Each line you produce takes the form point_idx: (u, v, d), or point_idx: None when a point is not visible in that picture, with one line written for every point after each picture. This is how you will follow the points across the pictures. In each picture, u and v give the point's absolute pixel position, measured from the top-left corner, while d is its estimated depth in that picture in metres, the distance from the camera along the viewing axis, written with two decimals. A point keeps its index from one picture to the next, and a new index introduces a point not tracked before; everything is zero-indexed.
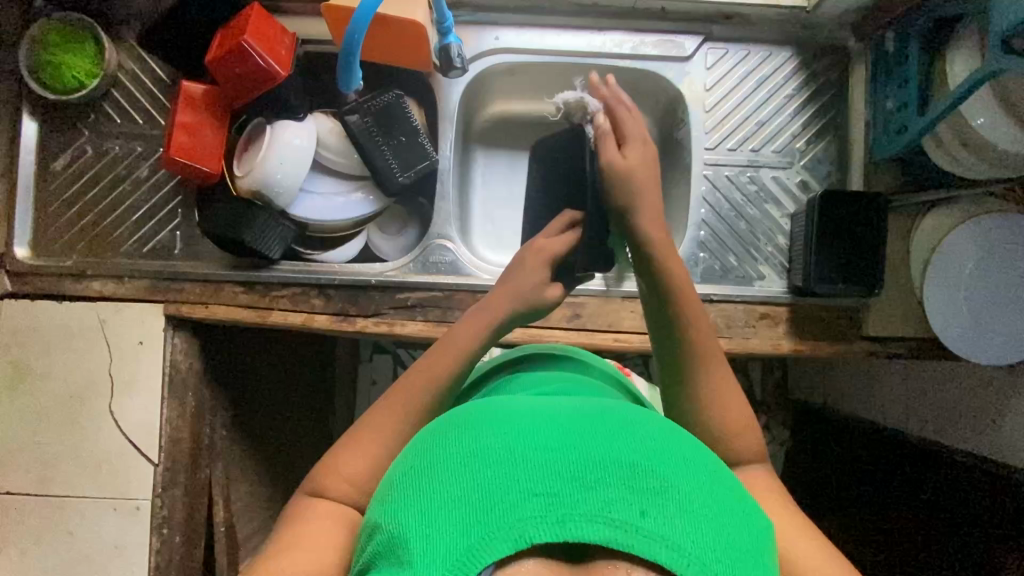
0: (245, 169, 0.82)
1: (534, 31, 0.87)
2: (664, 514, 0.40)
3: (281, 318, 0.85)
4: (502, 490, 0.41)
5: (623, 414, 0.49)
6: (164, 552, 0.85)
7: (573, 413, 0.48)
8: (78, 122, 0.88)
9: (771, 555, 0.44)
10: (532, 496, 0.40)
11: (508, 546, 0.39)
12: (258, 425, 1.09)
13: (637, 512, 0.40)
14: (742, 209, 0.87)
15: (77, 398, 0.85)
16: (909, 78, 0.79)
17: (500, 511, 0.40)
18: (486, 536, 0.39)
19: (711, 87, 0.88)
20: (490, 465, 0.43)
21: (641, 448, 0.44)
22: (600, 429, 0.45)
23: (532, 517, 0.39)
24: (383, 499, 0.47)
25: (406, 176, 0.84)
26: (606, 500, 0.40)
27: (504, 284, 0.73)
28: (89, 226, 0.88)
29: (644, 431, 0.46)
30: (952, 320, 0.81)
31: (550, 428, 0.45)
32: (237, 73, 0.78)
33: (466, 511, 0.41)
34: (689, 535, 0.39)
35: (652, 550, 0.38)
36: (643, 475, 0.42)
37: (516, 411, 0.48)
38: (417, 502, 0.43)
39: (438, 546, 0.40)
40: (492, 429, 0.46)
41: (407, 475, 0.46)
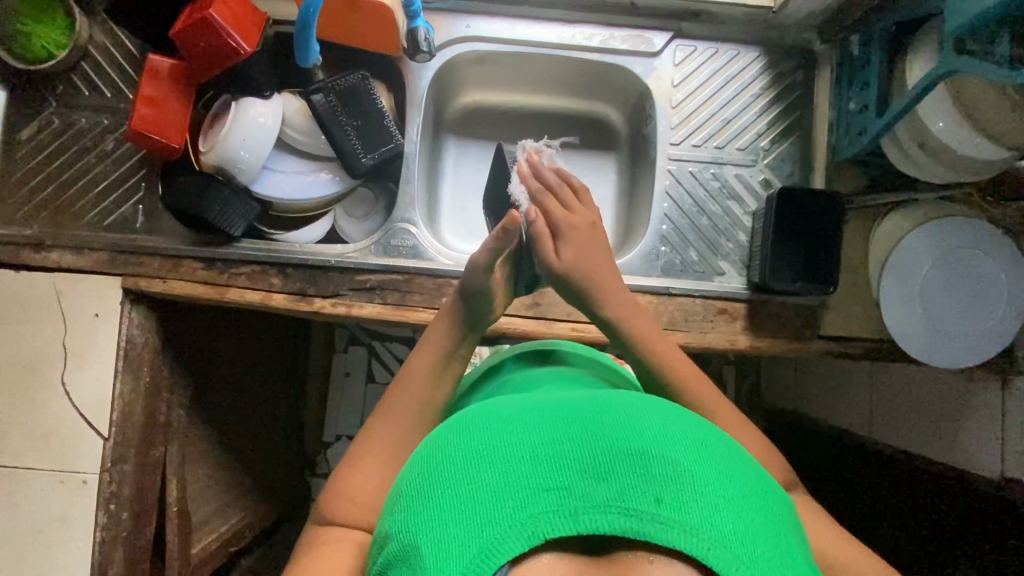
0: (209, 144, 0.83)
1: (505, 21, 0.88)
2: (680, 498, 0.40)
3: (238, 295, 0.84)
4: (512, 487, 0.41)
5: (628, 401, 0.49)
6: (110, 528, 0.84)
7: (577, 405, 0.48)
8: (46, 93, 0.88)
9: (795, 536, 0.43)
10: (543, 491, 0.40)
11: (524, 542, 0.38)
12: (220, 407, 1.08)
13: (652, 500, 0.39)
14: (705, 206, 0.88)
15: (30, 368, 0.84)
16: (870, 80, 0.80)
17: (512, 507, 0.40)
18: (500, 535, 0.39)
19: (678, 83, 0.89)
20: (498, 463, 0.43)
21: (649, 434, 0.44)
22: (604, 420, 0.46)
23: (545, 512, 0.39)
24: (392, 506, 0.47)
25: (370, 158, 0.84)
26: (620, 489, 0.40)
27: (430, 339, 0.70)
28: (51, 196, 0.88)
29: (651, 417, 0.46)
30: (907, 322, 0.81)
31: (553, 422, 0.46)
32: (202, 48, 0.77)
33: (477, 509, 0.40)
34: (709, 517, 0.39)
35: (670, 536, 0.38)
36: (652, 461, 0.42)
37: (520, 409, 0.48)
38: (427, 506, 0.42)
39: (453, 548, 0.39)
40: (496, 428, 0.46)
41: (414, 480, 0.46)
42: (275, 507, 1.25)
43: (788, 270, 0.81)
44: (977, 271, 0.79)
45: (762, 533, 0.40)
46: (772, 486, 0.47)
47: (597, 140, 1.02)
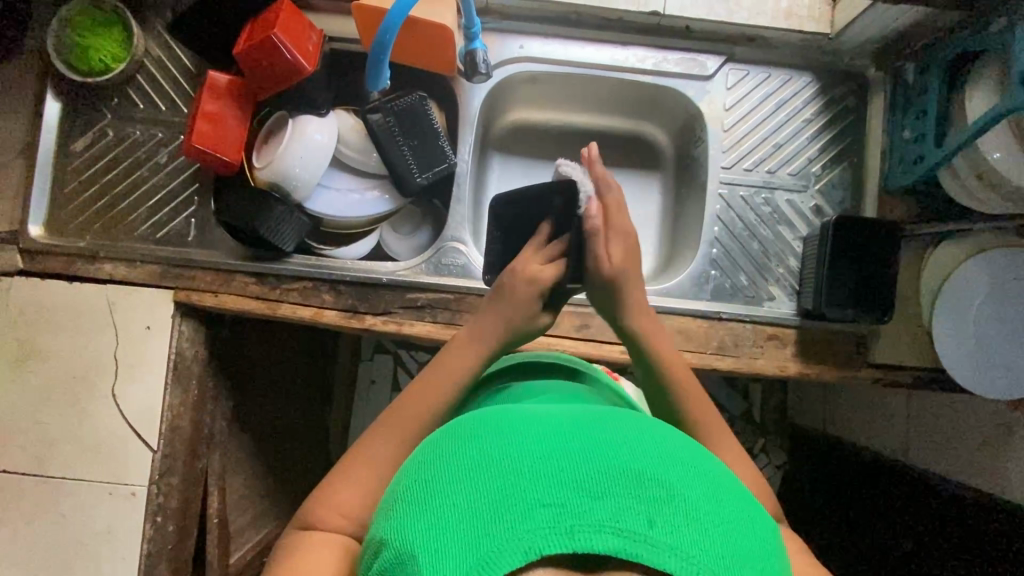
0: (265, 160, 0.83)
1: (558, 42, 0.88)
2: (673, 523, 0.39)
3: (290, 311, 0.85)
4: (509, 501, 0.40)
5: (624, 422, 0.49)
6: (157, 540, 0.84)
7: (573, 423, 0.47)
8: (101, 105, 0.89)
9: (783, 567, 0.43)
10: (540, 505, 0.40)
11: (519, 558, 0.38)
12: (258, 417, 1.09)
13: (645, 522, 0.39)
14: (755, 230, 0.88)
15: (81, 379, 0.84)
16: (927, 110, 0.80)
17: (508, 521, 0.39)
18: (496, 548, 0.38)
19: (730, 107, 0.89)
20: (499, 476, 0.42)
21: (645, 457, 0.44)
22: (602, 438, 0.45)
23: (540, 528, 0.39)
24: (388, 514, 0.46)
25: (425, 176, 0.85)
26: (616, 509, 0.39)
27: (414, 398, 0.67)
28: (105, 208, 0.88)
29: (648, 440, 0.46)
30: (961, 354, 0.81)
31: (554, 437, 0.45)
32: (263, 66, 0.78)
33: (476, 521, 0.40)
34: (699, 545, 0.39)
35: (662, 560, 0.37)
36: (649, 484, 0.41)
37: (523, 422, 0.48)
38: (426, 516, 0.42)
39: (450, 559, 0.39)
40: (498, 440, 0.45)
41: (412, 489, 0.46)
42: None
43: (842, 297, 0.81)
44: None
45: (751, 563, 0.40)
46: (762, 514, 0.46)
47: (643, 159, 1.02)
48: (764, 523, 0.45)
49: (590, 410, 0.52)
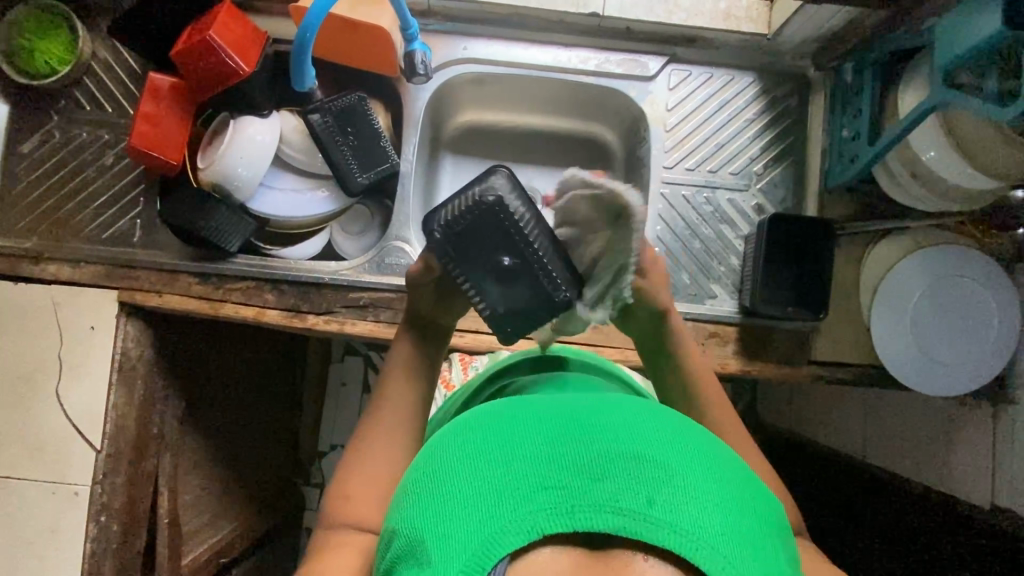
0: (207, 162, 0.84)
1: (502, 43, 0.89)
2: (672, 501, 0.40)
3: (233, 310, 0.85)
4: (512, 485, 0.42)
5: (625, 405, 0.49)
6: (101, 539, 0.84)
7: (576, 407, 0.48)
8: (48, 107, 0.89)
9: (781, 543, 0.44)
10: (542, 488, 0.41)
11: (522, 537, 0.39)
12: (216, 417, 1.09)
13: (644, 501, 0.40)
14: (697, 229, 0.88)
15: (24, 379, 0.84)
16: (862, 109, 0.80)
17: (512, 504, 0.40)
18: (500, 529, 0.39)
19: (672, 107, 0.90)
20: (503, 462, 0.43)
21: (643, 437, 0.44)
22: (603, 421, 0.46)
23: (542, 509, 0.40)
24: (396, 504, 0.47)
25: (366, 176, 0.85)
26: (615, 489, 0.41)
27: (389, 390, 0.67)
28: (52, 209, 0.89)
29: (647, 420, 0.47)
30: (899, 350, 0.81)
31: (556, 422, 0.46)
32: (202, 69, 0.79)
33: (480, 506, 0.41)
34: (698, 521, 0.40)
35: (661, 536, 0.39)
36: (647, 464, 0.42)
37: (524, 408, 0.49)
38: (430, 502, 0.43)
39: (455, 543, 0.40)
40: (502, 427, 0.46)
41: (417, 480, 0.46)
42: (270, 517, 1.25)
43: (778, 295, 0.81)
44: (962, 298, 0.79)
45: (750, 537, 0.41)
46: (762, 492, 0.47)
47: (592, 159, 1.03)
48: (763, 500, 0.46)
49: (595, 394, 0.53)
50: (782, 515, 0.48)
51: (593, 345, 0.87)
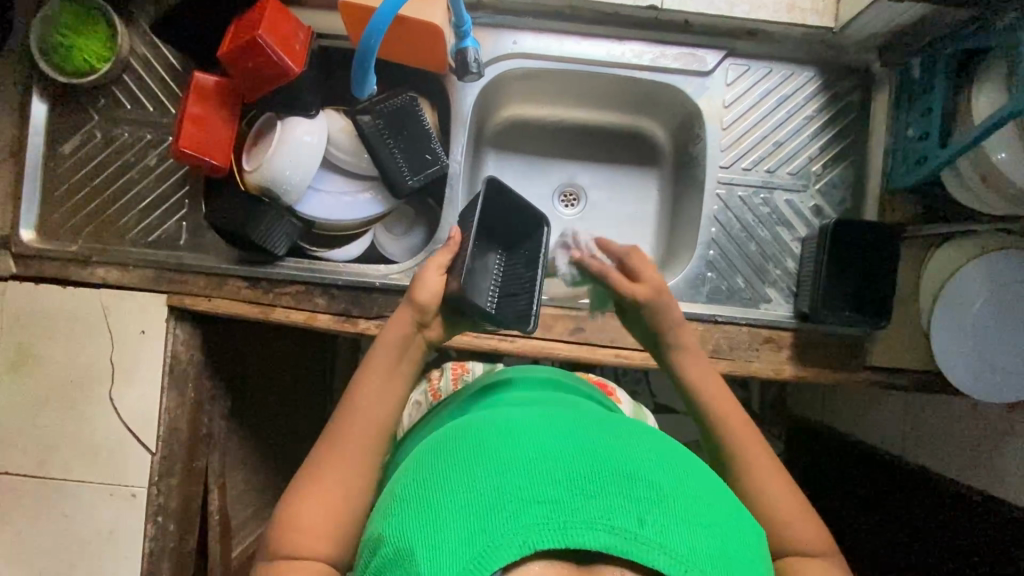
0: (254, 163, 0.82)
1: (552, 36, 0.86)
2: (665, 522, 0.41)
3: (283, 315, 0.85)
4: (503, 497, 0.41)
5: (618, 427, 0.50)
6: (159, 539, 0.85)
7: (568, 425, 0.49)
8: (88, 106, 0.87)
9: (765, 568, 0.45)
10: (535, 502, 0.41)
11: (514, 552, 0.39)
12: (257, 414, 1.09)
13: (635, 520, 0.40)
14: (753, 231, 0.86)
15: (78, 383, 0.85)
16: (932, 108, 0.77)
17: (503, 517, 0.40)
18: (490, 542, 0.39)
19: (730, 104, 0.87)
20: (495, 474, 0.43)
21: (636, 458, 0.45)
22: (597, 440, 0.46)
23: (534, 523, 0.40)
24: (386, 511, 0.47)
25: (416, 179, 0.83)
26: (607, 507, 0.41)
27: (358, 412, 0.63)
28: (95, 211, 0.88)
29: (639, 442, 0.47)
30: (957, 358, 0.80)
31: (550, 439, 0.46)
32: (250, 68, 0.76)
33: (470, 517, 0.41)
34: (687, 543, 0.40)
35: (652, 557, 0.39)
36: (640, 483, 0.43)
37: (516, 423, 0.49)
38: (421, 512, 0.43)
39: (445, 554, 0.40)
40: (494, 440, 0.46)
41: (410, 488, 0.46)
42: None
43: (839, 301, 0.80)
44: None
45: (734, 561, 0.42)
46: (745, 516, 0.48)
47: (639, 156, 1.00)
48: (746, 522, 0.47)
49: (584, 414, 0.53)
50: (764, 537, 0.49)
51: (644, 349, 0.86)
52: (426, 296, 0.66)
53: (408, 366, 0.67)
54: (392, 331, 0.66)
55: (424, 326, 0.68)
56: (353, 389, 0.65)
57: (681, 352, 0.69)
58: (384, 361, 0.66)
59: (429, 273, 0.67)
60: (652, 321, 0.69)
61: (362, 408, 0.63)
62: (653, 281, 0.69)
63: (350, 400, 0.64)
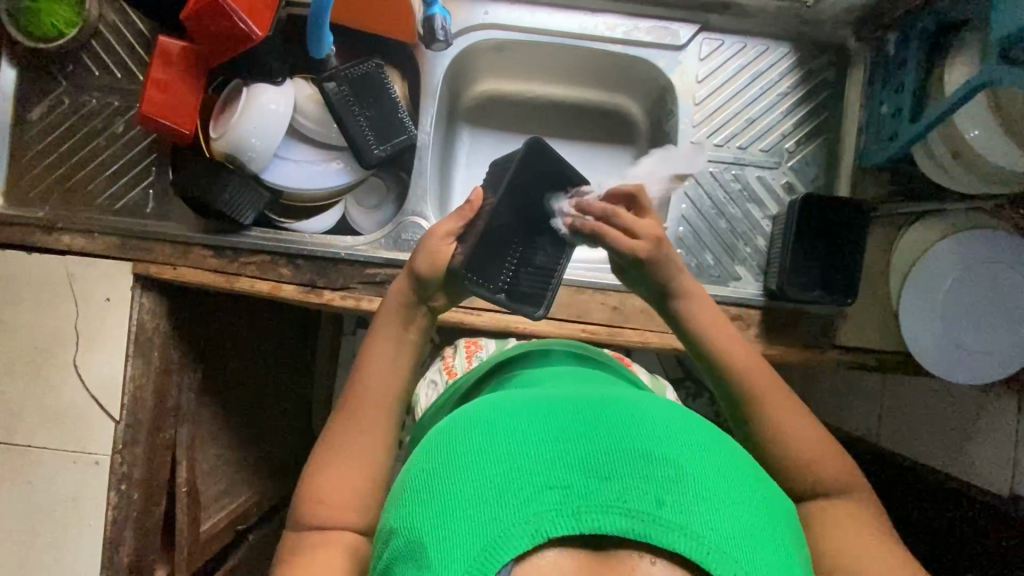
0: (220, 130, 0.81)
1: (524, 8, 0.85)
2: (682, 502, 0.39)
3: (248, 285, 0.84)
4: (514, 484, 0.40)
5: (634, 401, 0.48)
6: (122, 507, 0.85)
7: (580, 403, 0.47)
8: (56, 72, 0.87)
9: (793, 543, 0.44)
10: (547, 488, 0.40)
11: (527, 540, 0.38)
12: (229, 388, 1.09)
13: (653, 502, 0.39)
14: (723, 208, 0.86)
15: (41, 350, 0.84)
16: (904, 84, 0.76)
17: (516, 505, 0.39)
18: (504, 531, 0.38)
19: (703, 79, 0.86)
20: (505, 460, 0.42)
21: (652, 436, 0.43)
22: (611, 418, 0.45)
23: (547, 511, 0.39)
24: (396, 500, 0.46)
25: (383, 148, 0.82)
26: (622, 490, 0.40)
27: (366, 378, 0.64)
28: (62, 178, 0.87)
29: (656, 416, 0.46)
30: (925, 337, 0.78)
31: (561, 420, 0.45)
32: (213, 32, 0.75)
33: (482, 506, 0.40)
34: (708, 522, 0.39)
35: (671, 540, 0.38)
36: (657, 464, 0.41)
37: (526, 404, 0.48)
38: (432, 501, 0.42)
39: (457, 546, 0.39)
40: (504, 424, 0.45)
41: (418, 477, 0.45)
42: (280, 487, 1.26)
43: (807, 279, 0.79)
44: (995, 286, 0.77)
45: (758, 535, 0.40)
46: (770, 486, 0.46)
47: (615, 133, 0.99)
48: (771, 494, 0.46)
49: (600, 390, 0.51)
50: (792, 506, 0.47)
51: (612, 326, 0.85)
52: (425, 267, 0.65)
53: (417, 333, 0.67)
54: (393, 298, 0.67)
55: (428, 298, 0.67)
56: (360, 356, 0.65)
57: (687, 299, 0.66)
58: (387, 331, 0.65)
59: (433, 242, 0.66)
60: (658, 272, 0.65)
61: (366, 389, 0.63)
62: (650, 234, 0.65)
63: (359, 367, 0.65)
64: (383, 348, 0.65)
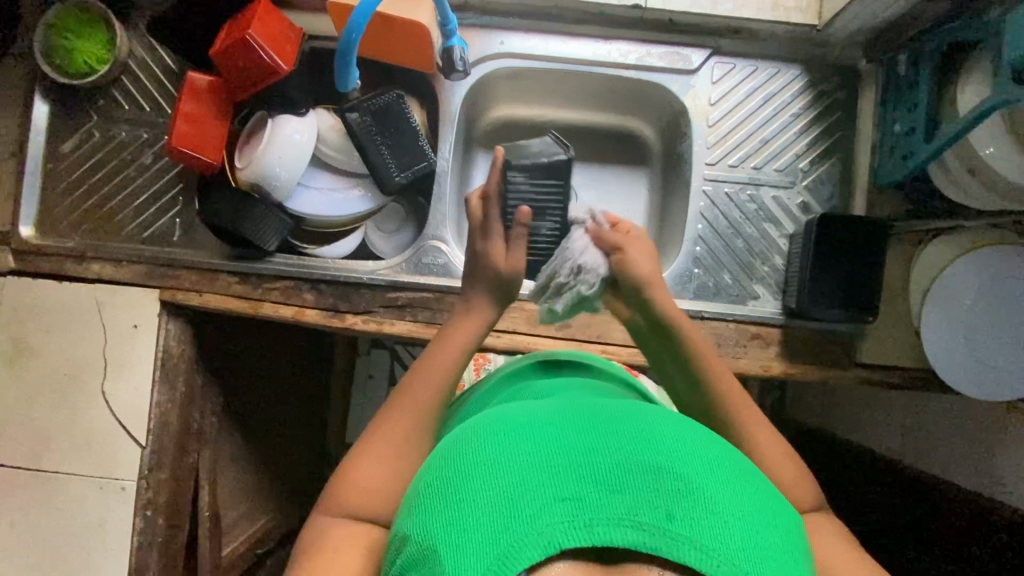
0: (246, 161, 0.84)
1: (539, 37, 0.87)
2: (694, 516, 0.39)
3: (273, 310, 0.86)
4: (526, 496, 0.40)
5: (644, 416, 0.48)
6: (147, 533, 0.86)
7: (593, 417, 0.47)
8: (88, 107, 0.90)
9: (805, 561, 0.43)
10: (559, 500, 0.39)
11: (539, 551, 0.37)
12: (250, 411, 1.10)
13: (664, 515, 0.38)
14: (740, 227, 0.86)
15: (71, 377, 0.86)
16: (918, 102, 0.77)
17: (528, 515, 0.39)
18: (516, 542, 0.38)
19: (715, 102, 0.87)
20: (519, 472, 0.41)
21: (663, 451, 0.43)
22: (623, 433, 0.45)
23: (559, 522, 0.38)
24: (409, 510, 0.46)
25: (404, 175, 0.85)
26: (634, 502, 0.39)
27: (432, 378, 0.65)
28: (92, 208, 0.90)
29: (666, 431, 0.46)
30: (950, 356, 0.78)
31: (574, 434, 0.45)
32: (241, 67, 0.78)
33: (494, 517, 0.39)
34: (719, 537, 0.38)
35: (683, 553, 0.37)
36: (668, 478, 0.41)
37: (538, 416, 0.47)
38: (444, 512, 0.41)
39: (470, 555, 0.38)
40: (517, 437, 0.45)
41: (431, 489, 0.44)
42: (299, 510, 1.26)
43: (827, 297, 0.79)
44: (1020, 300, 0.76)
45: (770, 553, 0.39)
46: (782, 506, 0.45)
47: (628, 155, 1.01)
48: (782, 512, 0.45)
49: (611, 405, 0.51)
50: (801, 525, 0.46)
51: (632, 346, 0.86)
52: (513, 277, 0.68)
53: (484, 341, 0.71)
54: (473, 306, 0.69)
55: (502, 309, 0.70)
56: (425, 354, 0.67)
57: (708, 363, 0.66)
58: (462, 338, 0.67)
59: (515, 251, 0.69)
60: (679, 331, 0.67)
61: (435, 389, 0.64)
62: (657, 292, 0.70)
63: (423, 364, 0.66)
64: (452, 348, 0.67)
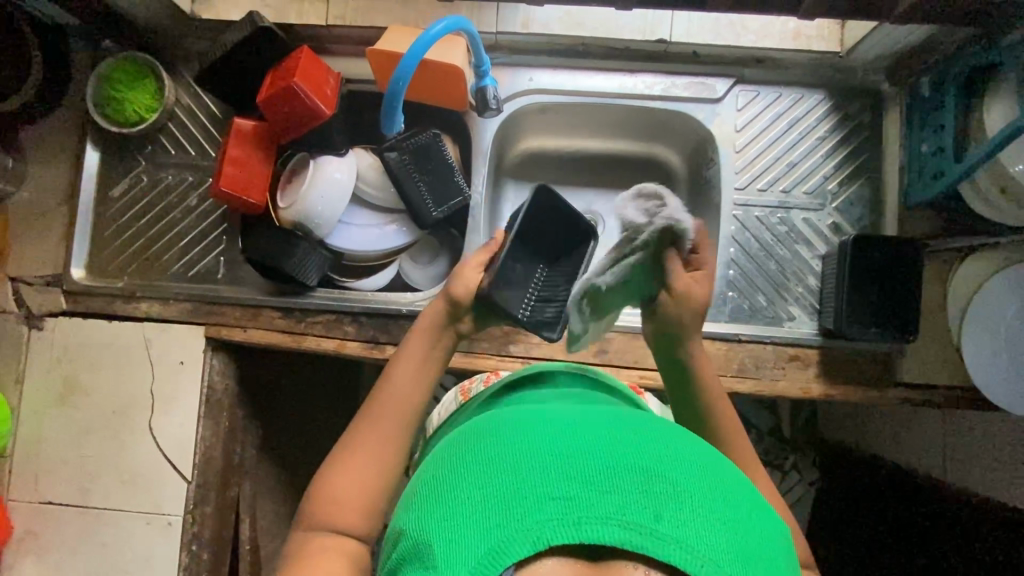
0: (288, 201, 0.86)
1: (567, 73, 0.91)
2: (680, 519, 0.39)
3: (315, 343, 0.88)
4: (519, 494, 0.40)
5: (639, 424, 0.48)
6: (192, 568, 0.87)
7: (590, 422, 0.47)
8: (137, 153, 0.94)
9: (788, 564, 0.43)
10: (550, 498, 0.39)
11: (529, 547, 0.38)
12: (286, 443, 1.11)
13: (651, 516, 0.38)
14: (772, 250, 0.87)
15: (119, 414, 0.88)
16: (944, 122, 0.78)
17: (519, 513, 0.39)
18: (507, 537, 0.38)
19: (741, 128, 0.89)
20: (512, 471, 0.42)
21: (655, 455, 0.43)
22: (617, 436, 0.45)
23: (549, 520, 0.38)
24: (407, 506, 0.46)
25: (440, 210, 0.87)
26: (623, 502, 0.39)
27: (388, 386, 0.66)
28: (140, 250, 0.93)
29: (659, 438, 0.45)
30: (994, 371, 0.78)
31: (569, 436, 0.44)
32: (286, 113, 0.82)
33: (486, 514, 0.40)
34: (704, 538, 0.38)
35: (667, 552, 0.37)
36: (658, 480, 0.41)
37: (536, 420, 0.48)
38: (439, 508, 0.42)
39: (463, 549, 0.39)
40: (514, 439, 0.45)
41: (430, 487, 0.45)
42: None
43: (864, 316, 0.79)
44: None
45: (754, 558, 0.39)
46: (770, 516, 0.45)
47: (654, 181, 1.03)
48: (771, 521, 0.44)
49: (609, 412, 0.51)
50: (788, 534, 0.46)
51: None
52: (464, 292, 0.69)
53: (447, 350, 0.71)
54: (427, 317, 0.70)
55: (458, 320, 0.71)
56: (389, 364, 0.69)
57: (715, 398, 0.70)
58: (419, 347, 0.69)
59: (468, 270, 0.71)
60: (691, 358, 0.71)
61: (397, 398, 0.66)
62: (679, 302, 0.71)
63: (385, 374, 0.68)
64: (413, 354, 0.69)
